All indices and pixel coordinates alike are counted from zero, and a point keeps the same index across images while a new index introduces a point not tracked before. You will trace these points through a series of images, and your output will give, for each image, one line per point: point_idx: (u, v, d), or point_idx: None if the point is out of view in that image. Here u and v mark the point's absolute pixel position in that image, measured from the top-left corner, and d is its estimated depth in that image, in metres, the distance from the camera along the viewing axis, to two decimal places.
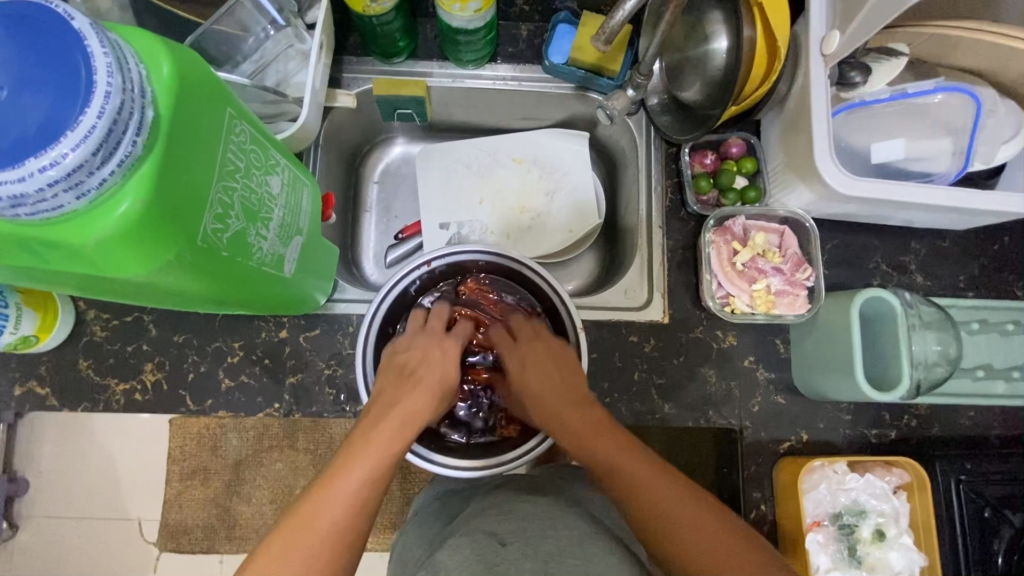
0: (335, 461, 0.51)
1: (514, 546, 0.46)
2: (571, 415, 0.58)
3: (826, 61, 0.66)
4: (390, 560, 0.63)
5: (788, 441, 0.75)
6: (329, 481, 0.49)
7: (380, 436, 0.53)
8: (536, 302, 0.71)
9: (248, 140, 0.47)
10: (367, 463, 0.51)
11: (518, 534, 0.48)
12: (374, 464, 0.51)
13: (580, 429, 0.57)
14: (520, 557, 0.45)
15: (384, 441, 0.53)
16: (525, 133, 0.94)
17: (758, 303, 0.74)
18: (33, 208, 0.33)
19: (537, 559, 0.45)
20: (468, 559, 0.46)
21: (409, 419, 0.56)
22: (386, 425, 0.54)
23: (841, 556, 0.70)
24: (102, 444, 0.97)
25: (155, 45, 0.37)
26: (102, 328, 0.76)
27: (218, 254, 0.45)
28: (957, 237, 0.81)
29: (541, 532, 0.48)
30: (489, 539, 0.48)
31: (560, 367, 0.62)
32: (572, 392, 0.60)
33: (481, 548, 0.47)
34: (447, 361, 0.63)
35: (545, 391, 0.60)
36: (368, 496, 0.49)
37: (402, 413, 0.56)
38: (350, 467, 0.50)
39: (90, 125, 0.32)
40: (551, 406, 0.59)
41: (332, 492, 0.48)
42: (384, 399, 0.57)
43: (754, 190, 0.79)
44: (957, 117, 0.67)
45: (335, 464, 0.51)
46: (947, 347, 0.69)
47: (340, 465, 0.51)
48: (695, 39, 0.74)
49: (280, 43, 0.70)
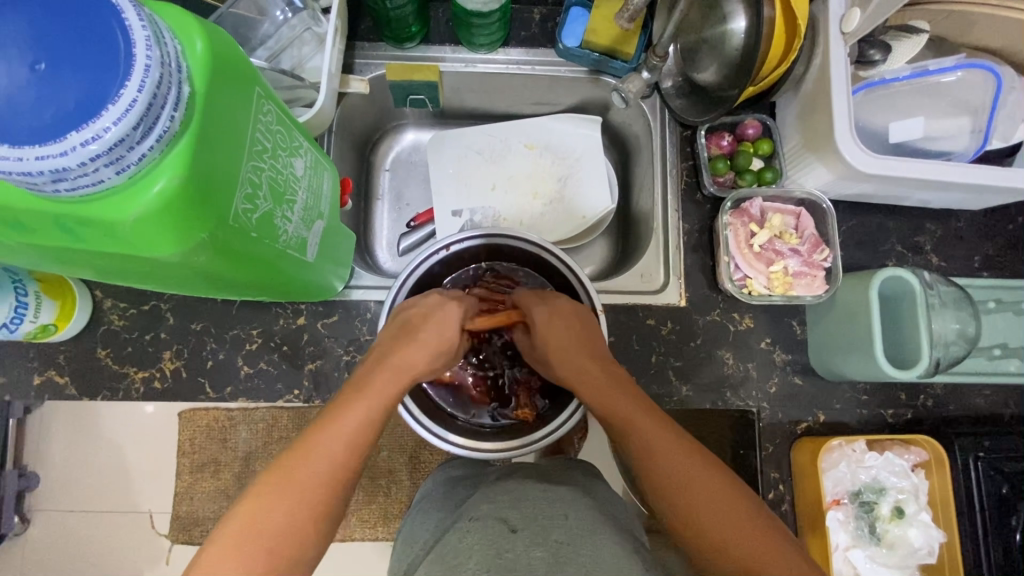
0: (329, 407, 0.52)
1: (525, 533, 0.47)
2: (590, 372, 0.59)
3: (845, 39, 0.65)
4: (395, 548, 0.63)
5: (805, 422, 0.75)
6: (327, 421, 0.51)
7: (376, 385, 0.55)
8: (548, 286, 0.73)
9: (274, 120, 0.47)
10: (360, 413, 0.52)
11: (528, 521, 0.48)
12: (373, 409, 0.53)
13: (622, 407, 0.56)
14: (530, 545, 0.45)
15: (379, 390, 0.54)
16: (536, 119, 0.93)
17: (775, 284, 0.74)
18: (74, 182, 0.33)
19: (547, 546, 0.46)
20: (478, 548, 0.46)
21: (398, 368, 0.57)
22: (382, 378, 0.56)
23: (861, 533, 0.71)
24: (113, 439, 0.95)
25: (189, 22, 0.37)
26: (119, 317, 0.75)
27: (247, 234, 0.45)
28: (972, 217, 0.81)
29: (552, 519, 0.49)
30: (499, 525, 0.48)
31: (576, 325, 0.62)
32: (590, 349, 0.61)
33: (491, 536, 0.47)
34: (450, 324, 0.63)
35: (574, 352, 0.61)
36: (358, 446, 0.50)
37: (398, 366, 0.57)
38: (348, 413, 0.51)
39: (132, 98, 0.32)
40: (583, 373, 0.60)
41: (325, 436, 0.49)
42: (382, 353, 0.58)
43: (771, 171, 0.78)
44: (977, 93, 0.67)
45: (329, 411, 0.52)
46: (965, 326, 0.69)
47: (333, 414, 0.51)
48: (712, 21, 0.72)
49: (296, 27, 0.69)
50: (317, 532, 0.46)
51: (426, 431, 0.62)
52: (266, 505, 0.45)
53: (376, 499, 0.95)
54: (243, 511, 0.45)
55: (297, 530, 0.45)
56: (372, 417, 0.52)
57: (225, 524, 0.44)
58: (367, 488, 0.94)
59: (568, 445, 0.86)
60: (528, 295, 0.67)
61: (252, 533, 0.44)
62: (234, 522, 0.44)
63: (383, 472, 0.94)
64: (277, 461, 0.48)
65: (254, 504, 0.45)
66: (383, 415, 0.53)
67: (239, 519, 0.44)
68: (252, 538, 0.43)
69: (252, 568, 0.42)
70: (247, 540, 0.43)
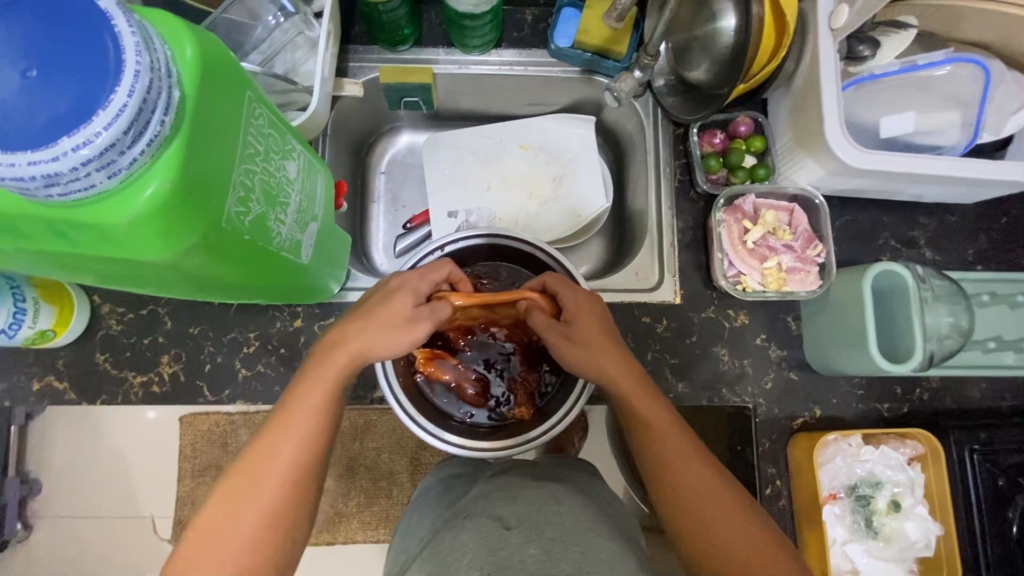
0: (280, 405, 0.53)
1: (518, 531, 0.47)
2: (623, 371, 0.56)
3: (835, 35, 0.66)
4: (390, 546, 0.63)
5: (801, 418, 0.76)
6: (277, 424, 0.51)
7: (319, 376, 0.53)
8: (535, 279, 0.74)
9: (266, 124, 0.48)
10: (306, 410, 0.52)
11: (522, 519, 0.49)
12: (318, 405, 0.52)
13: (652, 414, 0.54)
14: (523, 543, 0.46)
15: (322, 381, 0.53)
16: (530, 120, 0.94)
17: (769, 280, 0.74)
18: (66, 187, 0.33)
19: (541, 543, 0.46)
20: (472, 545, 0.47)
21: (348, 354, 0.54)
22: (332, 361, 0.54)
23: (858, 527, 0.71)
24: (114, 445, 0.95)
25: (179, 27, 0.37)
26: (118, 322, 0.76)
27: (240, 237, 0.45)
28: (965, 211, 0.81)
29: (546, 517, 0.49)
30: (493, 523, 0.48)
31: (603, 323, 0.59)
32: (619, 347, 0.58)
33: (485, 533, 0.47)
34: (423, 280, 0.59)
35: (607, 346, 0.57)
36: (308, 446, 0.51)
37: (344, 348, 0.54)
38: (293, 412, 0.51)
39: (122, 104, 0.32)
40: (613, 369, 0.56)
41: (275, 441, 0.50)
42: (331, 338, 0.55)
43: (763, 168, 0.79)
44: (966, 87, 0.67)
45: (279, 411, 0.52)
46: (959, 319, 0.69)
47: (281, 415, 0.52)
48: (702, 19, 0.73)
49: (289, 31, 0.70)
50: (278, 535, 0.48)
51: (423, 431, 0.63)
52: (225, 514, 0.48)
53: (377, 501, 0.95)
54: (205, 518, 0.48)
55: (256, 536, 0.48)
56: (317, 413, 0.52)
57: (191, 533, 0.48)
58: (367, 489, 0.95)
59: (568, 444, 0.86)
60: (556, 275, 0.62)
61: (214, 541, 0.47)
62: (197, 532, 0.47)
63: (383, 474, 0.94)
64: (232, 469, 0.50)
65: (214, 512, 0.48)
66: (331, 410, 0.53)
67: (203, 527, 0.47)
68: (214, 546, 0.47)
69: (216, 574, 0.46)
70: (211, 548, 0.46)
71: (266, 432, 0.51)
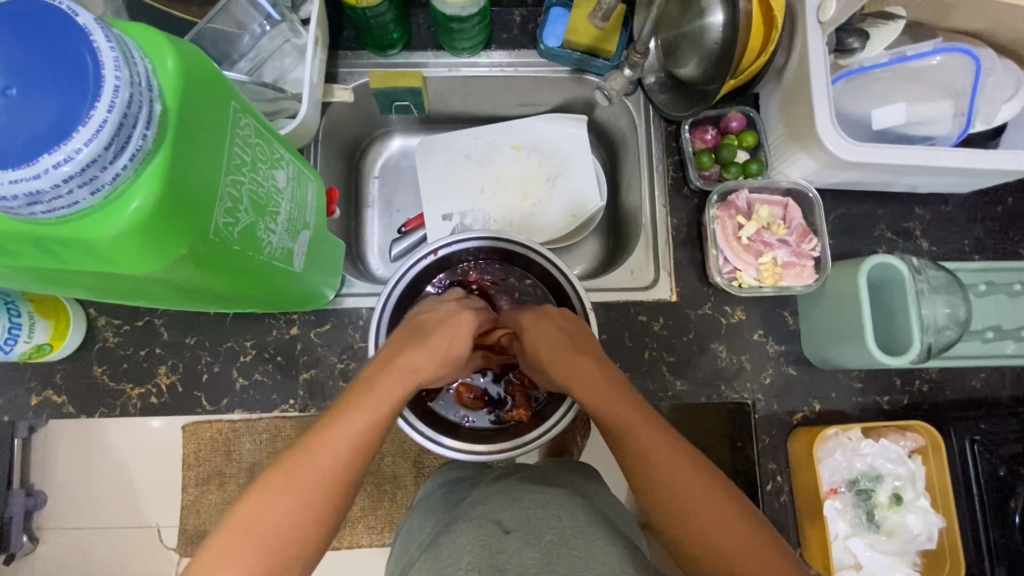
0: (337, 407, 0.52)
1: (517, 534, 0.47)
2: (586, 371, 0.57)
3: (823, 28, 0.66)
4: (391, 552, 0.63)
5: (800, 412, 0.75)
6: (333, 423, 0.51)
7: (383, 385, 0.54)
8: (528, 278, 0.74)
9: (253, 134, 0.48)
10: (367, 414, 0.52)
11: (521, 522, 0.48)
12: (381, 411, 0.52)
13: (619, 411, 0.54)
14: (523, 546, 0.46)
15: (387, 394, 0.54)
16: (522, 120, 0.93)
17: (764, 275, 0.74)
18: (49, 205, 0.33)
19: (540, 547, 0.46)
20: (472, 548, 0.46)
21: (403, 370, 0.56)
22: (391, 374, 0.55)
23: (859, 521, 0.71)
24: (117, 455, 0.95)
25: (159, 40, 0.37)
26: (114, 334, 0.76)
27: (229, 248, 0.45)
28: (960, 201, 0.81)
29: (545, 520, 0.49)
30: (492, 527, 0.48)
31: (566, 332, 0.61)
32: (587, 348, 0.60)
33: (485, 536, 0.47)
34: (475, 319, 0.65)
35: (573, 356, 0.59)
36: (364, 448, 0.50)
37: (405, 365, 0.56)
38: (350, 414, 0.51)
39: (101, 120, 0.32)
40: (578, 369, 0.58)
41: (331, 437, 0.50)
42: (389, 353, 0.58)
43: (756, 164, 0.79)
44: (959, 77, 0.67)
45: (335, 412, 0.52)
46: (956, 310, 0.69)
47: (338, 416, 0.51)
48: (690, 15, 0.72)
49: (276, 39, 0.70)
50: (317, 532, 0.47)
51: (415, 433, 0.62)
52: (266, 503, 0.46)
53: (381, 505, 0.95)
54: (246, 504, 0.46)
55: (297, 528, 0.46)
56: (378, 419, 0.52)
57: (229, 518, 0.46)
58: (371, 494, 0.95)
59: (571, 445, 0.85)
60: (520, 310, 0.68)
61: (256, 528, 0.45)
62: (238, 517, 0.45)
63: (386, 478, 0.94)
64: (281, 458, 0.49)
65: (254, 499, 0.46)
66: (390, 417, 0.53)
67: (240, 515, 0.45)
68: (252, 537, 0.44)
69: (252, 560, 0.44)
70: (252, 534, 0.44)
71: (312, 436, 0.50)
